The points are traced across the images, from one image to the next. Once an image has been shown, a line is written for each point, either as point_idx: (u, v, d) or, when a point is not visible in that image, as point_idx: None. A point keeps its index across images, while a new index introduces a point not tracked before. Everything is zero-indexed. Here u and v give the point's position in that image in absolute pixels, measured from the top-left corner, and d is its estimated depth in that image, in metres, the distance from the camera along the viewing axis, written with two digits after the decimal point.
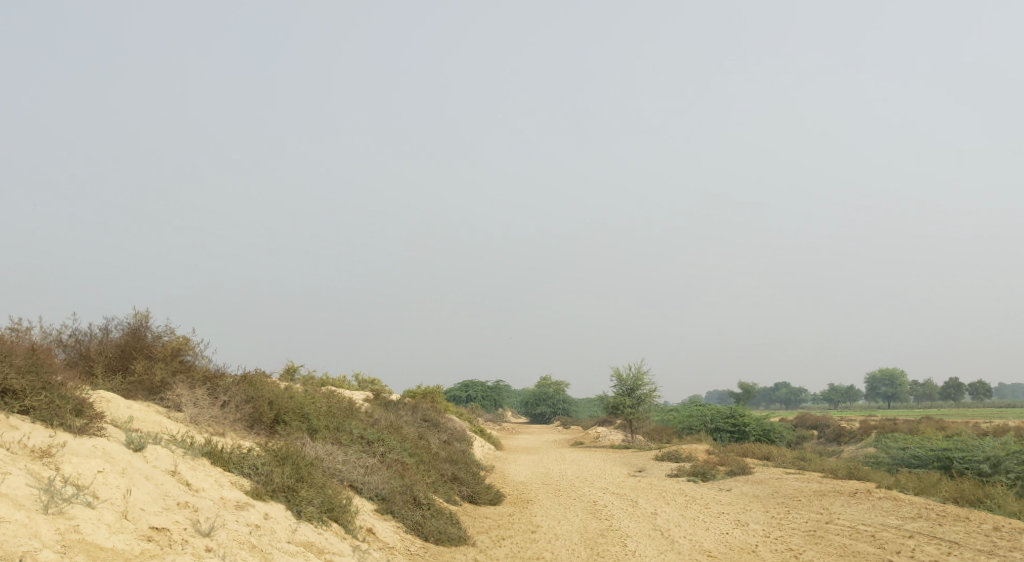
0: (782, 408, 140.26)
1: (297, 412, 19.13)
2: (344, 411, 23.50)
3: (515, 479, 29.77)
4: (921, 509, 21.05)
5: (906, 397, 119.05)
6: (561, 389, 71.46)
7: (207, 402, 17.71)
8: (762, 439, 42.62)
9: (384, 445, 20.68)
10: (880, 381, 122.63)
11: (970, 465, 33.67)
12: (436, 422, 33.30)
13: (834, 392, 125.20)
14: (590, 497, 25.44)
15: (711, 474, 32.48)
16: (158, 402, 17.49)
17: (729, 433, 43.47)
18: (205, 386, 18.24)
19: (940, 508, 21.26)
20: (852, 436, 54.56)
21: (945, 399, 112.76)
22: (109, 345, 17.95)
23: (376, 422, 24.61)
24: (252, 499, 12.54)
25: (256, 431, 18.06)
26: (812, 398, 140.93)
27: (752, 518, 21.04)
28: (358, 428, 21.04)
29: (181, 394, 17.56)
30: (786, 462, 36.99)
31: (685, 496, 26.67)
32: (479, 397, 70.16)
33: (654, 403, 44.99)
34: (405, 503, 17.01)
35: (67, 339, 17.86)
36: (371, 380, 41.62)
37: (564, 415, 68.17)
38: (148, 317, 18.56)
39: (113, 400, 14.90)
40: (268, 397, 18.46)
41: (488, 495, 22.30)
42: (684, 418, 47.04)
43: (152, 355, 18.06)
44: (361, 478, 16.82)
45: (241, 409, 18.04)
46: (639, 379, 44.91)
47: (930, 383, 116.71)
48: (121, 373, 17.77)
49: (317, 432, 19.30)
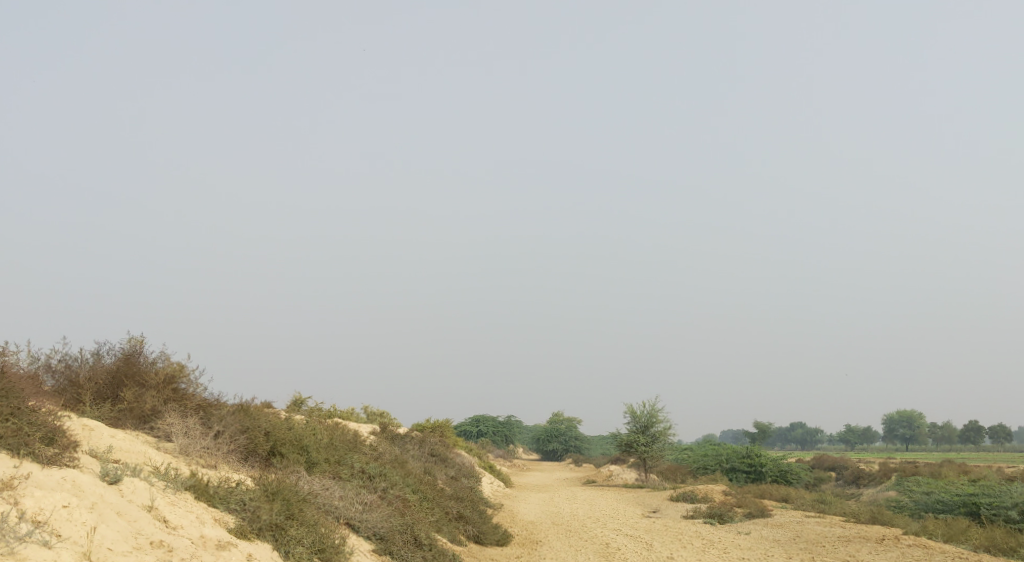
0: (797, 449, 138.04)
1: (295, 444, 18.18)
2: (347, 444, 22.54)
3: (524, 518, 28.68)
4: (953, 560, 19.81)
5: (924, 440, 116.75)
6: (573, 426, 70.17)
7: (200, 431, 16.80)
8: (779, 480, 41.30)
9: (386, 480, 19.68)
10: (898, 422, 120.46)
11: (998, 512, 32.31)
12: (444, 456, 32.28)
13: (851, 434, 123.05)
14: (603, 539, 24.29)
15: (728, 515, 31.24)
16: (149, 432, 16.63)
17: (746, 473, 42.13)
18: (198, 416, 17.34)
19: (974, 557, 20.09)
20: (871, 478, 53.04)
21: (964, 442, 110.58)
22: (99, 371, 17.08)
23: (380, 455, 23.65)
24: (236, 538, 11.58)
25: (250, 463, 17.12)
26: (828, 440, 138.63)
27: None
28: (360, 462, 20.07)
29: (172, 423, 16.66)
30: (806, 504, 35.65)
31: (702, 540, 25.51)
32: (490, 432, 68.98)
33: (668, 442, 43.70)
34: (405, 543, 16.01)
35: (56, 365, 17.00)
36: (380, 413, 40.68)
37: (576, 452, 66.85)
38: (142, 341, 17.71)
39: (95, 428, 13.99)
40: (265, 427, 17.52)
41: (495, 536, 21.30)
42: (699, 457, 45.76)
43: (144, 382, 17.18)
44: (358, 516, 15.85)
45: (236, 440, 17.14)
46: (653, 416, 43.70)
47: (948, 426, 114.47)
48: (110, 401, 16.89)
49: (316, 466, 18.34)
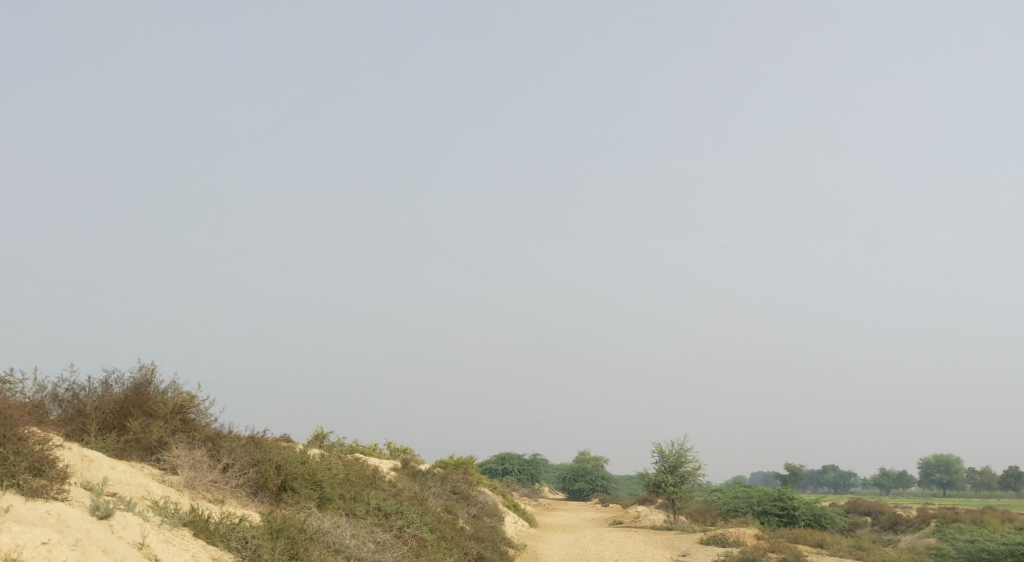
0: (829, 492, 135.17)
1: (308, 478, 17.42)
2: (366, 480, 21.81)
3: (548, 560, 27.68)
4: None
5: (962, 486, 113.78)
6: (600, 466, 68.91)
7: (207, 464, 16.09)
8: (812, 524, 39.95)
9: (402, 518, 18.84)
10: (934, 467, 117.51)
11: None
12: (466, 494, 31.39)
13: (885, 478, 120.18)
14: None
15: None
16: (155, 464, 15.94)
17: (778, 517, 40.75)
18: (207, 448, 16.61)
19: None
20: (909, 524, 51.31)
21: (1003, 488, 107.63)
22: (107, 400, 16.40)
23: (399, 492, 22.88)
24: None
25: (260, 499, 16.39)
26: (861, 484, 135.54)
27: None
28: (376, 498, 19.27)
29: (179, 455, 15.98)
30: (842, 550, 34.32)
31: None
32: (516, 470, 67.78)
33: (698, 483, 42.43)
34: None
35: (63, 394, 16.35)
36: (403, 449, 39.90)
37: (603, 492, 65.49)
38: (153, 370, 17.03)
39: (95, 458, 13.31)
40: (276, 460, 16.78)
41: None
42: (730, 499, 44.42)
43: (151, 413, 16.48)
44: (370, 556, 15.04)
45: (245, 474, 16.44)
46: (682, 456, 42.49)
47: (987, 472, 111.44)
48: (115, 431, 16.20)
49: (329, 503, 17.58)
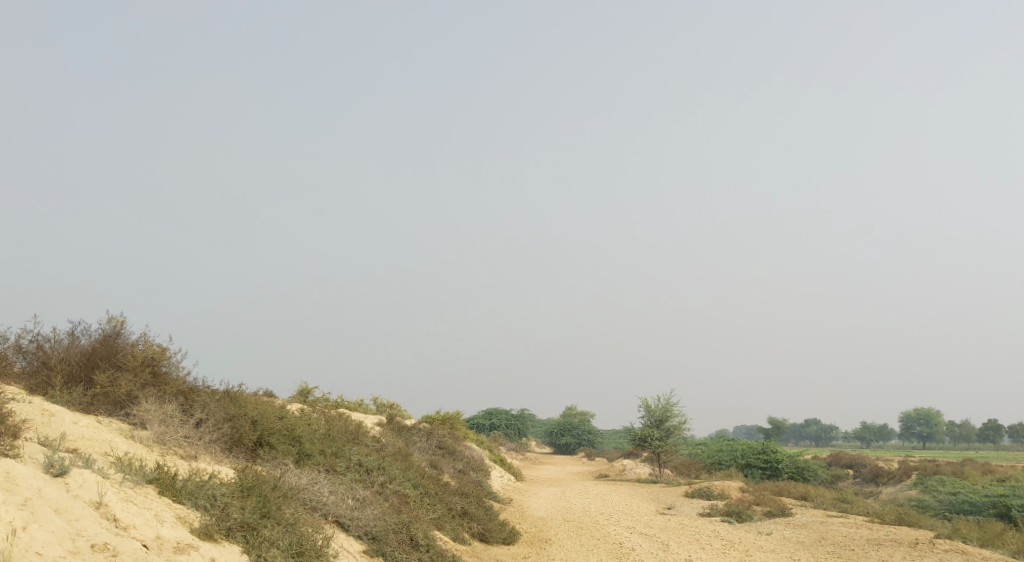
0: (811, 445, 136.29)
1: (286, 434, 16.83)
2: (348, 435, 21.27)
3: (533, 514, 27.30)
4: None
5: (942, 438, 114.69)
6: (587, 420, 68.80)
7: (179, 419, 15.40)
8: (795, 476, 39.82)
9: (384, 474, 18.30)
10: (915, 420, 118.49)
11: None
12: (451, 449, 30.93)
13: (867, 431, 121.11)
14: (615, 537, 22.83)
15: (747, 514, 29.69)
16: (123, 419, 15.20)
17: (761, 469, 40.56)
18: (178, 402, 15.91)
19: None
20: (890, 477, 51.41)
21: (983, 441, 108.58)
22: (73, 352, 15.61)
23: (383, 447, 22.38)
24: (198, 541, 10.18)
25: (235, 455, 15.80)
26: (843, 437, 136.60)
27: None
28: (358, 454, 18.72)
29: (149, 409, 15.25)
30: (826, 502, 34.09)
31: (722, 540, 24.10)
32: (502, 425, 67.60)
33: (683, 436, 42.15)
34: (399, 544, 14.63)
35: (28, 345, 15.58)
36: (389, 404, 39.43)
37: (589, 446, 65.44)
38: (122, 322, 16.25)
39: (57, 412, 12.60)
40: (251, 415, 16.15)
41: (501, 534, 20.20)
42: (714, 452, 44.26)
43: (120, 365, 15.72)
44: (348, 513, 14.46)
45: (220, 429, 15.80)
46: (668, 410, 42.10)
47: (967, 424, 112.25)
48: (83, 385, 15.45)
49: (308, 459, 17.01)
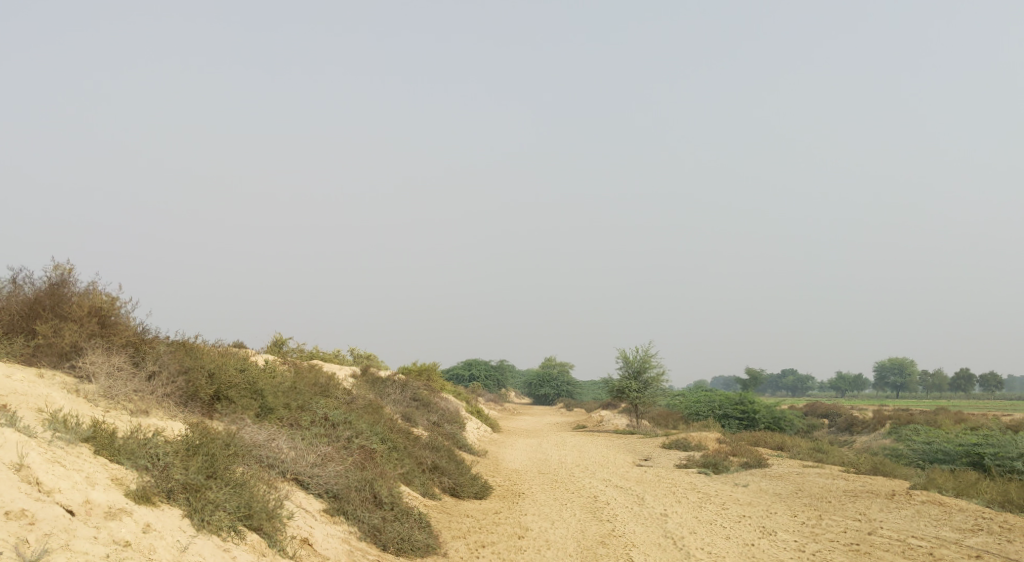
0: (787, 395, 137.18)
1: (247, 387, 16.03)
2: (316, 387, 20.54)
3: (508, 466, 26.75)
4: (969, 531, 18.29)
5: (915, 387, 115.58)
6: (565, 371, 68.46)
7: (128, 372, 14.57)
8: (772, 427, 39.52)
9: (351, 429, 17.61)
10: (889, 369, 119.30)
11: (1001, 462, 30.47)
12: (426, 401, 30.28)
13: (842, 381, 121.87)
14: (590, 490, 22.26)
15: (723, 465, 29.28)
16: (70, 372, 14.36)
17: (738, 420, 40.22)
18: (129, 354, 15.05)
19: (989, 515, 19.80)
20: (865, 426, 51.35)
21: (954, 390, 109.38)
22: (13, 302, 14.67)
23: (353, 400, 21.64)
24: (128, 506, 9.48)
25: (191, 409, 15.02)
26: (819, 386, 137.51)
27: (780, 539, 18.00)
28: (324, 408, 18.02)
29: (97, 362, 14.40)
30: (802, 453, 33.73)
31: (698, 492, 23.62)
32: (482, 376, 67.12)
33: (662, 388, 41.67)
34: (362, 502, 13.95)
35: None
36: (366, 355, 38.73)
37: (567, 397, 65.19)
38: (69, 270, 15.32)
39: None
40: (207, 368, 15.33)
41: (472, 488, 19.60)
42: (691, 402, 43.91)
43: (64, 316, 14.79)
44: (308, 471, 13.78)
45: (174, 383, 14.98)
46: (646, 361, 41.58)
47: (940, 373, 112.99)
48: (25, 336, 14.55)
49: (271, 413, 16.29)
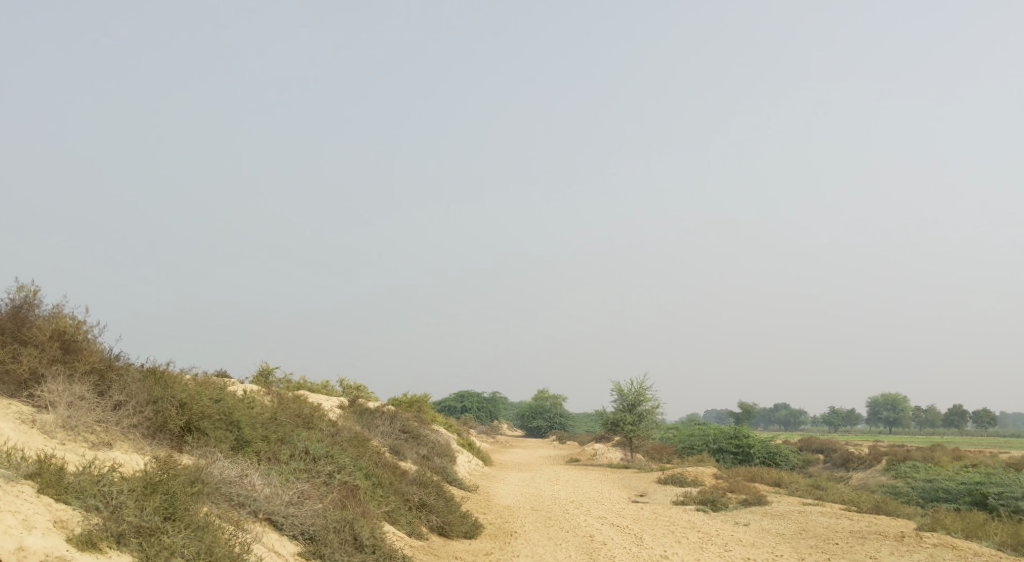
0: (780, 429, 136.07)
1: (222, 419, 14.97)
2: (298, 418, 19.48)
3: (499, 503, 25.63)
4: None
5: (907, 423, 114.51)
6: (558, 404, 67.31)
7: (91, 402, 13.56)
8: (768, 462, 38.43)
9: (333, 463, 16.56)
10: (882, 406, 118.27)
11: (1006, 501, 29.41)
12: (416, 433, 29.16)
13: (835, 416, 120.77)
14: (585, 529, 21.14)
15: (721, 502, 28.16)
16: (28, 402, 13.31)
17: (733, 455, 39.11)
18: (93, 382, 14.01)
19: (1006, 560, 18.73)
20: (861, 462, 50.25)
21: (947, 426, 108.40)
22: None
23: (337, 432, 20.56)
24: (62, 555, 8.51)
25: (159, 442, 13.97)
26: (811, 421, 136.31)
27: None
28: (306, 440, 16.96)
29: (57, 391, 13.37)
30: (801, 490, 32.64)
31: (699, 532, 22.48)
32: (474, 407, 65.96)
33: (656, 421, 40.56)
34: (341, 545, 12.86)
35: None
36: (356, 386, 37.62)
37: (560, 430, 64.04)
38: (34, 292, 14.31)
39: None
40: (178, 398, 14.28)
41: (462, 527, 18.50)
42: (686, 436, 42.77)
43: (25, 341, 13.74)
44: (283, 510, 12.73)
45: (142, 414, 13.94)
46: (641, 394, 40.51)
47: (932, 410, 112.00)
48: None
49: (248, 446, 15.24)
